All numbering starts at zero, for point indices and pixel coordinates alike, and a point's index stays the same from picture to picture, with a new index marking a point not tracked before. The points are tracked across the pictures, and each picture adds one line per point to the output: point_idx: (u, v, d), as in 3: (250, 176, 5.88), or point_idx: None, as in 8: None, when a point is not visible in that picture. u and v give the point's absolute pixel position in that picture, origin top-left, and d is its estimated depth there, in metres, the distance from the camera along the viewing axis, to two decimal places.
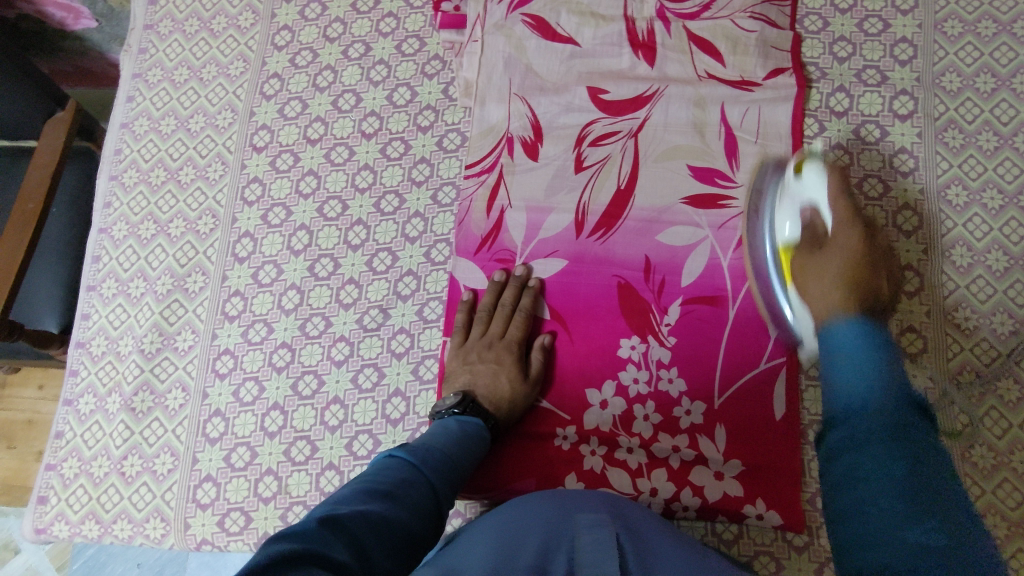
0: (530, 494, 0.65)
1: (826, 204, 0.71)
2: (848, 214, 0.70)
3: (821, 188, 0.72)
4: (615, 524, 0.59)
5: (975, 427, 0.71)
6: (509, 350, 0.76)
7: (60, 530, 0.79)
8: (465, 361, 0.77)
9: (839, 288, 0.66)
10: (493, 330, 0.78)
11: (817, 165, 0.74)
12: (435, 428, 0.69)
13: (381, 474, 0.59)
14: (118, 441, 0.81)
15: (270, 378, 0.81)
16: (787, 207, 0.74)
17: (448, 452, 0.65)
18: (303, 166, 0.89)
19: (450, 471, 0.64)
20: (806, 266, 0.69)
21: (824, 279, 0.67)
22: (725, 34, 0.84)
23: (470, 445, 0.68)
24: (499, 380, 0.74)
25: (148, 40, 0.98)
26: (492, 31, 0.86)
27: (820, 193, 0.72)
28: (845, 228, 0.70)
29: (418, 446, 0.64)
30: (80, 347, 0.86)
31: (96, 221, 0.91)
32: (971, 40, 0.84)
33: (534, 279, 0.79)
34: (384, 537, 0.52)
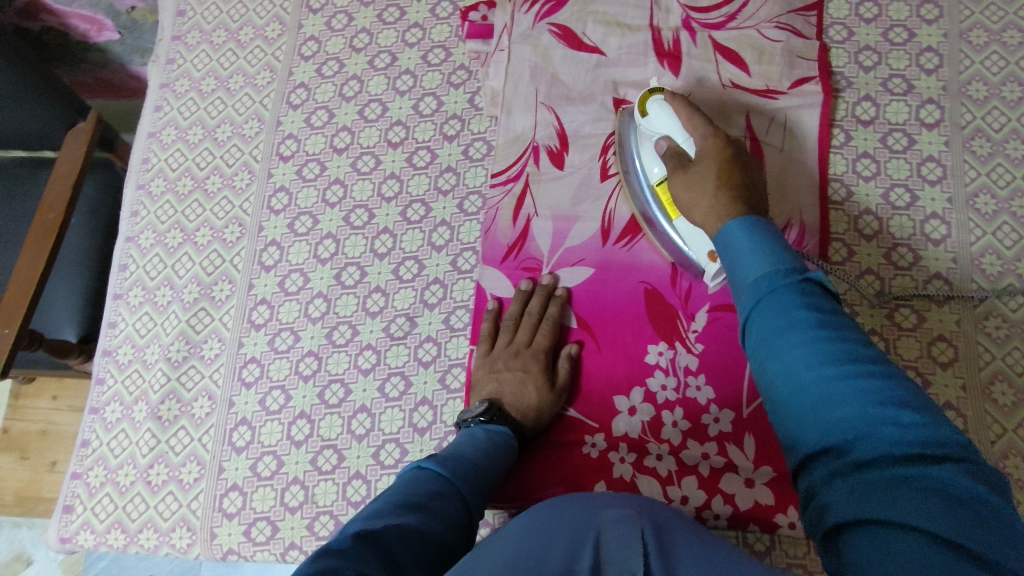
0: (555, 498, 0.64)
1: (682, 129, 0.73)
2: (703, 128, 0.72)
3: (671, 119, 0.73)
4: (640, 520, 0.58)
5: (1010, 437, 0.71)
6: (536, 358, 0.75)
7: (86, 539, 0.79)
8: (492, 369, 0.76)
9: (717, 191, 0.67)
10: (519, 338, 0.76)
11: (661, 99, 0.75)
12: (462, 438, 0.68)
13: (412, 486, 0.57)
14: (144, 450, 0.81)
15: (297, 386, 0.81)
16: (650, 150, 0.76)
17: (478, 463, 0.64)
18: (330, 175, 0.89)
19: (480, 483, 0.62)
20: (681, 187, 0.70)
21: (702, 188, 0.68)
22: (751, 44, 0.84)
23: (499, 456, 0.67)
24: (527, 389, 0.73)
25: (176, 50, 0.99)
26: (519, 40, 0.87)
27: (671, 123, 0.73)
28: (706, 141, 0.71)
29: (448, 456, 0.63)
30: (107, 356, 0.86)
31: (124, 229, 0.92)
32: (996, 49, 0.84)
33: (561, 288, 0.79)
34: (419, 550, 0.50)
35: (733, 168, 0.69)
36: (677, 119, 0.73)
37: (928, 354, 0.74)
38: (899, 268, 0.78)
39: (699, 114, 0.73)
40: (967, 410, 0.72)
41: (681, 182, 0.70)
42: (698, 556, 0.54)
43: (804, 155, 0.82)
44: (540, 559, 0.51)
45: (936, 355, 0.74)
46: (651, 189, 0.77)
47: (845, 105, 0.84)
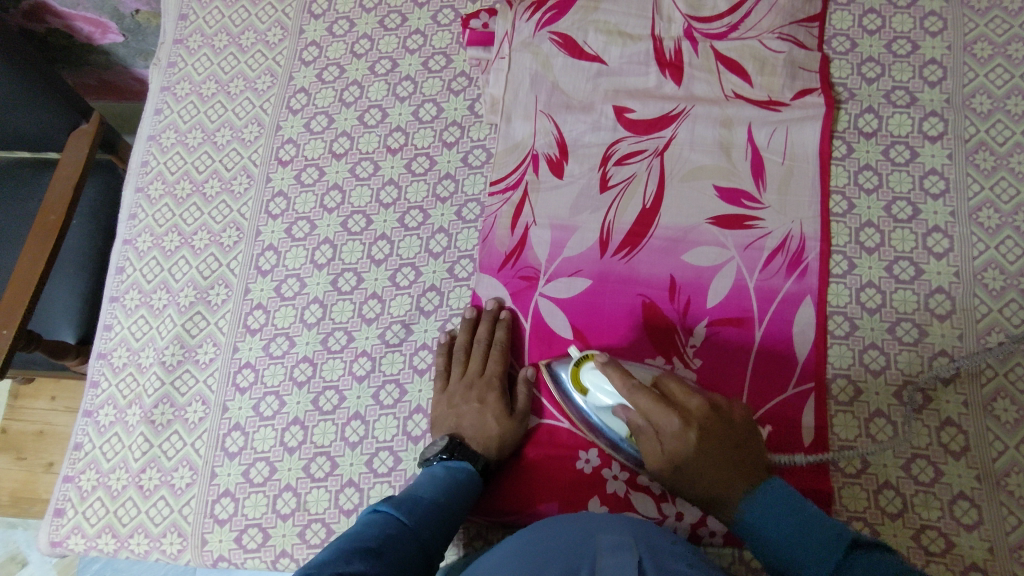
0: (551, 519, 0.64)
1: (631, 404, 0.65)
2: (658, 405, 0.63)
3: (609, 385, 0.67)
4: (638, 545, 0.57)
5: (1011, 455, 0.70)
6: (491, 386, 0.76)
7: (76, 543, 0.78)
8: (451, 404, 0.75)
9: (714, 484, 0.62)
10: (472, 369, 0.77)
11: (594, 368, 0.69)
12: (423, 476, 0.68)
13: (364, 532, 0.57)
14: (136, 454, 0.80)
15: (291, 393, 0.80)
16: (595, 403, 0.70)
17: (438, 502, 0.64)
18: (328, 180, 0.89)
19: (439, 522, 0.62)
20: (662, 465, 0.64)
21: (690, 476, 0.63)
22: (753, 54, 0.84)
23: (462, 492, 0.67)
24: (486, 420, 0.73)
25: (178, 54, 0.99)
26: (520, 48, 0.87)
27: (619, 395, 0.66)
28: (666, 413, 0.63)
29: (405, 498, 0.63)
30: (101, 359, 0.85)
31: (121, 232, 0.92)
32: (1001, 62, 0.84)
33: (506, 311, 0.79)
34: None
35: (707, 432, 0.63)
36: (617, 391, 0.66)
37: (929, 369, 0.73)
38: (900, 282, 0.77)
39: (644, 391, 0.64)
40: (969, 427, 0.71)
41: (659, 457, 0.64)
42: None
43: (806, 167, 0.81)
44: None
45: (937, 370, 0.73)
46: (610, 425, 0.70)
47: (848, 116, 0.84)
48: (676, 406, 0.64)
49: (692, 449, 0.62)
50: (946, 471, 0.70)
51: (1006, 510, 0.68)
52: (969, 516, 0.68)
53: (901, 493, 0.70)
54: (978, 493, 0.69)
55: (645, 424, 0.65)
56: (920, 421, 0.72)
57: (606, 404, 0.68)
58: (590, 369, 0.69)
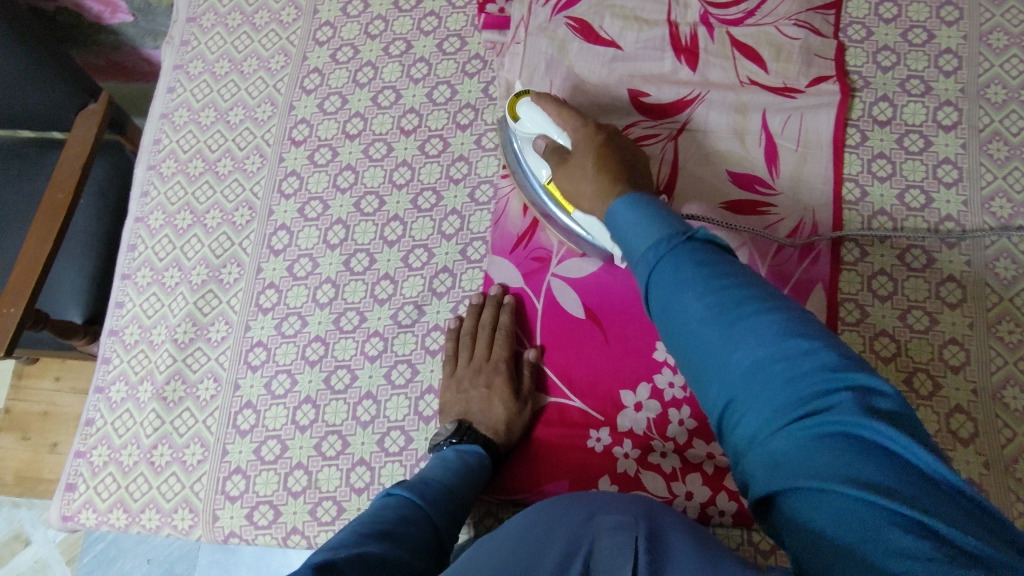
0: (555, 498, 0.64)
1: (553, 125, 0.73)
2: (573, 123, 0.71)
3: (543, 119, 0.73)
4: (639, 526, 0.57)
5: (1020, 442, 0.70)
6: (497, 370, 0.75)
7: (88, 518, 0.78)
8: (459, 389, 0.76)
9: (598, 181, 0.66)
10: (478, 353, 0.77)
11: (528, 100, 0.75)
12: (434, 461, 0.68)
13: (378, 515, 0.55)
14: (148, 430, 0.81)
15: (303, 371, 0.80)
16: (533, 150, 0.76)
17: (446, 486, 0.63)
18: (341, 161, 0.89)
19: (448, 506, 0.62)
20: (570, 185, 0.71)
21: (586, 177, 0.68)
22: (769, 41, 0.84)
23: (468, 476, 0.67)
24: (493, 405, 0.73)
25: (191, 32, 0.99)
26: (536, 32, 0.86)
27: (544, 123, 0.73)
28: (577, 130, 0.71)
29: (417, 481, 0.63)
30: (113, 335, 0.86)
31: (133, 210, 0.92)
32: (1016, 53, 0.84)
33: (509, 296, 0.79)
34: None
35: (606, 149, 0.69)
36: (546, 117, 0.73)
37: (938, 356, 0.74)
38: (912, 270, 0.77)
39: (572, 109, 0.72)
40: (978, 415, 0.72)
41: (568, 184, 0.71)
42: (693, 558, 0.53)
43: (820, 154, 0.81)
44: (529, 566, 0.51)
45: (947, 358, 0.74)
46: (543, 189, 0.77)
47: (863, 104, 0.84)
48: (594, 122, 0.71)
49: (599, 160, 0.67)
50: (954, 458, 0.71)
51: (1014, 497, 0.69)
52: None
53: None
54: (985, 480, 0.69)
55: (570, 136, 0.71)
56: (929, 408, 0.72)
57: (533, 134, 0.75)
58: (526, 102, 0.75)
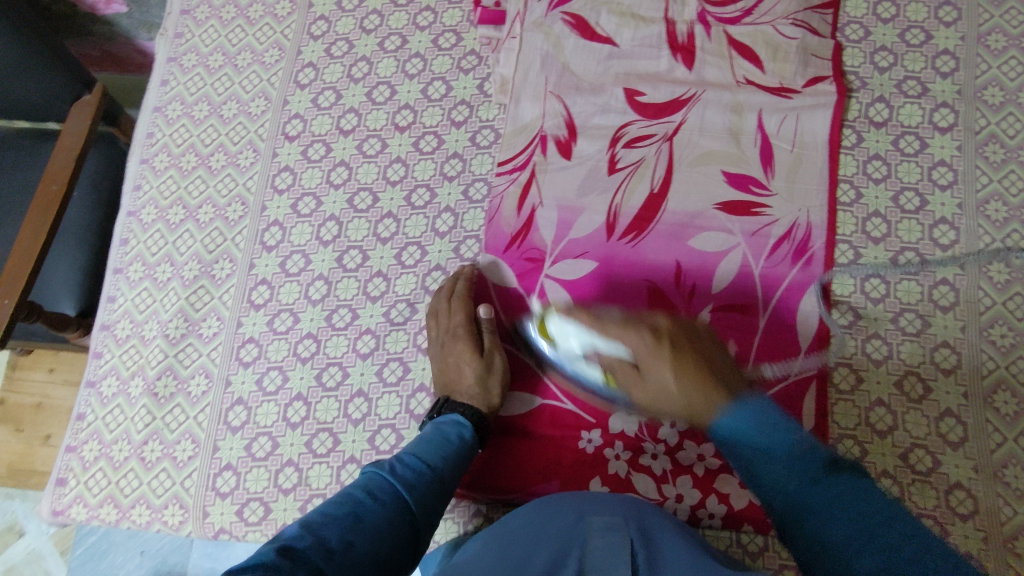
0: (546, 497, 0.65)
1: (597, 340, 0.70)
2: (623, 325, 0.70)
3: (575, 327, 0.72)
4: (629, 526, 0.58)
5: (1009, 445, 0.70)
6: (458, 336, 0.76)
7: (78, 513, 0.78)
8: (437, 366, 0.77)
9: (688, 376, 0.65)
10: (440, 325, 0.77)
11: (554, 316, 0.74)
12: (421, 433, 0.70)
13: (351, 495, 0.60)
14: (139, 425, 0.80)
15: (294, 368, 0.80)
16: (568, 355, 0.72)
17: (426, 465, 0.64)
18: (335, 156, 0.88)
19: (428, 474, 0.64)
20: (639, 377, 0.69)
21: (664, 375, 0.67)
22: (766, 40, 0.84)
23: (452, 454, 0.67)
24: (463, 370, 0.74)
25: (185, 25, 0.98)
26: (532, 28, 0.86)
27: (581, 330, 0.71)
28: (631, 336, 0.69)
29: (399, 455, 0.66)
30: (105, 330, 0.85)
31: (126, 204, 0.91)
32: (1014, 54, 0.83)
33: (470, 270, 0.80)
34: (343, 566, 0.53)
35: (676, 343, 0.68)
36: (579, 326, 0.71)
37: (930, 359, 0.74)
38: (905, 272, 0.77)
39: (612, 319, 0.71)
40: (969, 418, 0.72)
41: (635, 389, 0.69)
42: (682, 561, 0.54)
43: (815, 155, 0.81)
44: (518, 567, 0.52)
45: (939, 361, 0.74)
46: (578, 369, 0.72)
47: (859, 105, 0.83)
48: (648, 326, 0.69)
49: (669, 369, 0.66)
50: (944, 461, 0.71)
51: (1002, 500, 0.69)
52: (966, 505, 0.69)
53: (899, 482, 0.71)
54: (975, 483, 0.70)
55: (624, 358, 0.69)
56: (920, 411, 0.72)
57: (573, 349, 0.72)
58: (555, 318, 0.74)
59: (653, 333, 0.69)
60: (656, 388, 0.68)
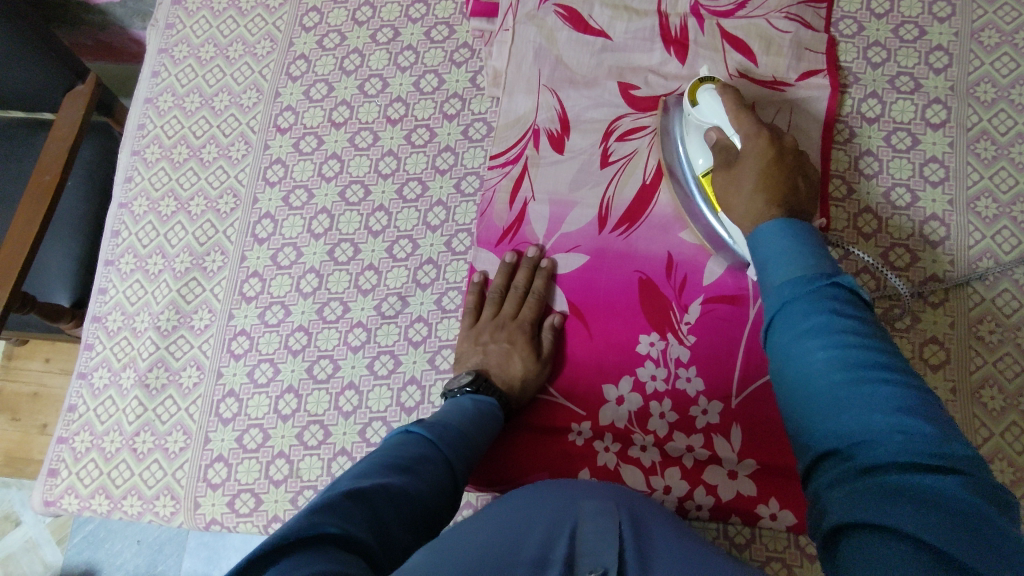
0: (540, 484, 0.65)
1: (728, 121, 0.72)
2: (750, 125, 0.69)
3: (721, 108, 0.73)
4: (620, 512, 0.58)
5: (995, 441, 0.71)
6: (521, 329, 0.76)
7: (69, 503, 0.79)
8: (477, 342, 0.76)
9: (759, 196, 0.64)
10: (505, 311, 0.77)
11: (711, 91, 0.75)
12: (449, 406, 0.68)
13: (398, 449, 0.57)
14: (130, 417, 0.81)
15: (285, 360, 0.80)
16: (695, 140, 0.75)
17: (465, 430, 0.64)
18: (327, 149, 0.88)
19: (466, 449, 0.62)
20: (726, 182, 0.69)
21: (743, 190, 0.66)
22: (760, 34, 0.83)
23: (485, 424, 0.67)
24: (511, 359, 0.74)
25: (176, 15, 0.98)
26: (524, 21, 0.86)
27: (720, 114, 0.73)
28: (751, 139, 0.68)
29: (436, 422, 0.63)
30: (96, 322, 0.85)
31: (117, 195, 0.91)
32: (1007, 51, 0.83)
33: (547, 261, 0.79)
34: (403, 512, 0.50)
35: (778, 165, 0.66)
36: (723, 108, 0.73)
37: (918, 355, 0.74)
38: (896, 268, 0.77)
39: (747, 111, 0.71)
40: (957, 414, 0.72)
41: (723, 182, 0.69)
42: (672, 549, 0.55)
43: (808, 148, 0.80)
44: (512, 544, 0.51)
45: (927, 357, 0.74)
46: (696, 181, 0.75)
47: (852, 101, 0.83)
48: (778, 141, 0.68)
49: (756, 164, 0.67)
50: None
51: None
52: None
53: None
54: None
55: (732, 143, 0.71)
56: None
57: (707, 125, 0.74)
58: (710, 88, 0.75)
59: (768, 140, 0.68)
60: (736, 219, 0.67)
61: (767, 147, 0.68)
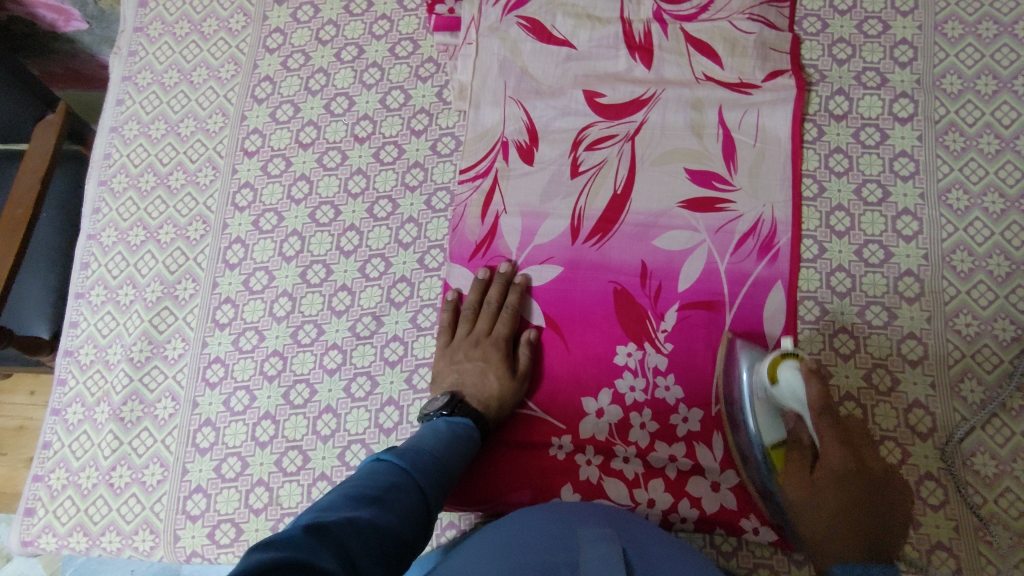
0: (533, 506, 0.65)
1: (809, 413, 0.64)
2: (834, 427, 0.63)
3: (803, 399, 0.64)
4: (619, 538, 0.58)
5: (977, 434, 0.70)
6: (496, 346, 0.75)
7: (47, 542, 0.77)
8: (453, 360, 0.76)
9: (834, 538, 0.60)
10: (479, 328, 0.77)
11: (792, 368, 0.64)
12: (424, 430, 0.67)
13: (368, 479, 0.57)
14: (106, 452, 0.80)
15: (261, 387, 0.80)
16: (767, 413, 0.67)
17: (437, 455, 0.63)
18: (295, 171, 0.87)
19: (438, 475, 0.62)
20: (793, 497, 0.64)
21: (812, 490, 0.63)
22: (724, 36, 0.83)
23: (459, 448, 0.66)
24: (487, 378, 0.73)
25: (138, 42, 0.97)
26: (487, 33, 0.85)
27: (799, 403, 0.64)
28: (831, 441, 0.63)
29: (408, 449, 0.62)
30: (68, 356, 0.84)
31: (85, 227, 0.90)
32: (971, 42, 0.83)
33: (519, 275, 0.78)
34: (373, 542, 0.50)
35: (861, 488, 0.62)
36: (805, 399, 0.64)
37: (897, 351, 0.74)
38: (870, 265, 0.77)
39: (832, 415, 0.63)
40: (936, 408, 0.72)
41: (798, 483, 0.64)
42: (675, 569, 0.56)
43: (777, 150, 0.80)
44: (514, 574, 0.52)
45: (905, 353, 0.74)
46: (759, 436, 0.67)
47: (819, 98, 0.83)
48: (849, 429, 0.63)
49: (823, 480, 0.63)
50: (913, 453, 0.71)
51: (971, 489, 0.69)
52: (933, 497, 0.69)
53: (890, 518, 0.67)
54: (945, 474, 0.70)
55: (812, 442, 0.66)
56: (888, 404, 0.72)
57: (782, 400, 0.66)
58: (791, 364, 0.65)
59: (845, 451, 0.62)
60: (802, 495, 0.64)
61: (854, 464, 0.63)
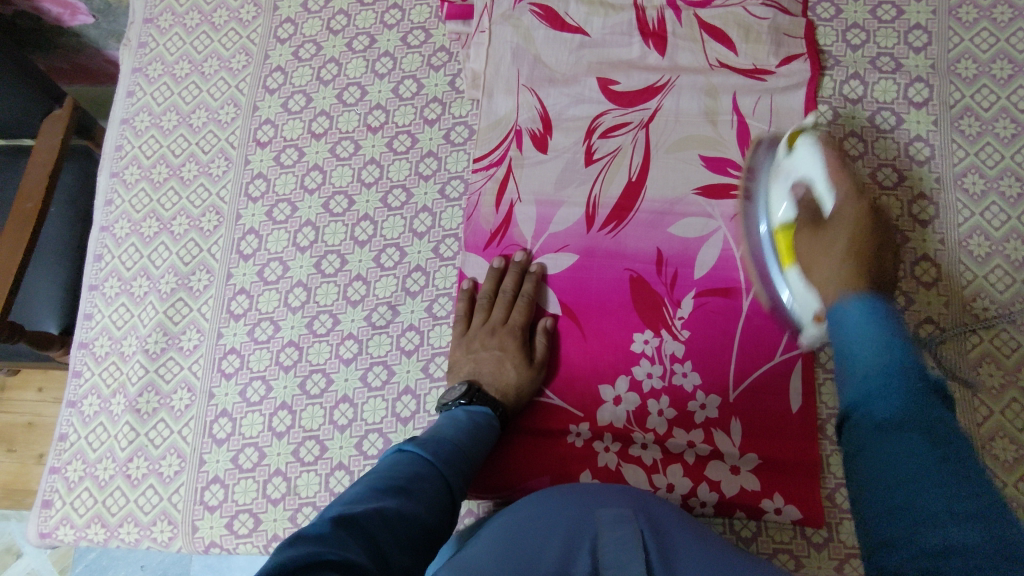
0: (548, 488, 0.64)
1: (821, 178, 0.68)
2: (851, 188, 0.67)
3: (814, 160, 0.69)
4: (638, 519, 0.58)
5: (997, 417, 0.70)
6: (512, 335, 0.75)
7: (65, 534, 0.78)
8: (469, 349, 0.76)
9: (844, 262, 0.62)
10: (494, 317, 0.77)
11: (809, 139, 0.71)
12: (444, 420, 0.67)
13: (391, 470, 0.57)
14: (123, 443, 0.80)
15: (277, 377, 0.79)
16: (783, 184, 0.72)
17: (459, 444, 0.63)
18: (308, 161, 0.87)
19: (460, 464, 0.61)
20: (808, 255, 0.66)
21: (829, 257, 0.64)
22: (737, 22, 0.83)
23: (479, 436, 0.66)
24: (504, 366, 0.73)
25: (148, 34, 0.97)
26: (500, 21, 0.85)
27: (812, 168, 0.69)
28: (846, 203, 0.66)
29: (429, 439, 0.62)
30: (83, 348, 0.84)
31: (98, 219, 0.90)
32: (985, 26, 0.83)
33: (535, 264, 0.78)
34: (399, 533, 0.50)
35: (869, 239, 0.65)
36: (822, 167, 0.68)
37: (915, 336, 0.74)
38: None
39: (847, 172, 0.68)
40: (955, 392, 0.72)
41: (811, 247, 0.66)
42: (695, 555, 0.55)
43: None
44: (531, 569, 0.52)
45: (924, 338, 0.73)
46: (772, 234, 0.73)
47: (833, 83, 0.83)
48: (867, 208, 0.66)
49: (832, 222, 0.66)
50: None
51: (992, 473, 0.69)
52: None
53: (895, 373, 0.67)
54: None
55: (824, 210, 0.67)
56: None
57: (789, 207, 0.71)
58: (807, 138, 0.71)
59: (854, 206, 0.66)
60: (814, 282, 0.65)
61: (862, 212, 0.66)
